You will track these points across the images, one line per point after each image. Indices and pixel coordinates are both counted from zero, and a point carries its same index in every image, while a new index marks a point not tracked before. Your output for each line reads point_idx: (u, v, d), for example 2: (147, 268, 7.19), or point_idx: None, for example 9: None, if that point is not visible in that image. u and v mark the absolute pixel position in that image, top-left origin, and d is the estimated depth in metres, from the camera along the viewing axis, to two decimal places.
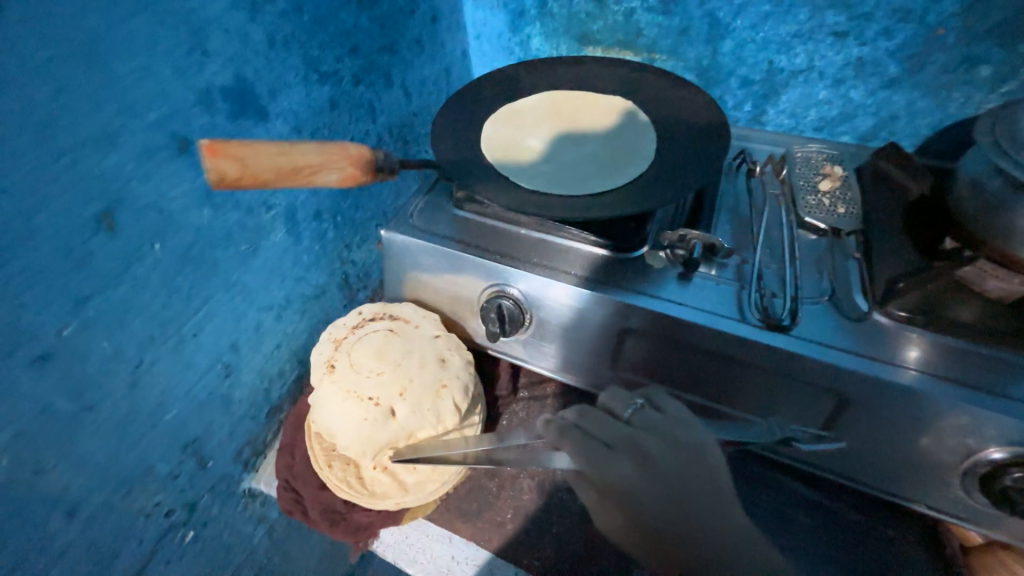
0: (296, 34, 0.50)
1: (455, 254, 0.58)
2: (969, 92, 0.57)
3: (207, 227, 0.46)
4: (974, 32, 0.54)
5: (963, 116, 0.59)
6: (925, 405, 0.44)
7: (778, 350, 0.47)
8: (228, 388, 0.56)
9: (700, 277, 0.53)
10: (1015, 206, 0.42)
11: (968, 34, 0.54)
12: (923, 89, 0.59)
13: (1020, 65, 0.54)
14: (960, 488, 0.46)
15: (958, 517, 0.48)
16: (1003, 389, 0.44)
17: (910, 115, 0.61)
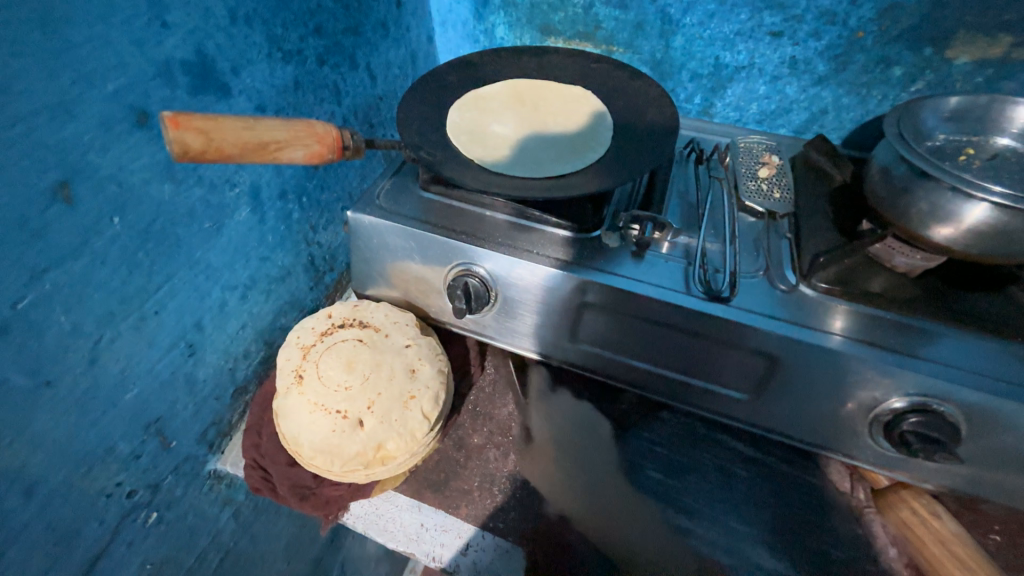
0: (257, 10, 0.50)
1: (422, 234, 0.60)
2: (883, 91, 0.64)
3: (168, 201, 0.46)
4: (887, 37, 0.61)
5: (878, 112, 0.66)
6: (841, 363, 0.50)
7: (718, 318, 0.52)
8: (192, 367, 0.56)
9: (651, 255, 0.57)
10: (916, 188, 0.48)
11: (882, 38, 0.61)
12: (846, 86, 0.66)
13: (924, 68, 0.61)
14: (869, 435, 0.53)
15: (871, 462, 0.55)
16: (906, 348, 0.50)
17: (837, 110, 0.68)
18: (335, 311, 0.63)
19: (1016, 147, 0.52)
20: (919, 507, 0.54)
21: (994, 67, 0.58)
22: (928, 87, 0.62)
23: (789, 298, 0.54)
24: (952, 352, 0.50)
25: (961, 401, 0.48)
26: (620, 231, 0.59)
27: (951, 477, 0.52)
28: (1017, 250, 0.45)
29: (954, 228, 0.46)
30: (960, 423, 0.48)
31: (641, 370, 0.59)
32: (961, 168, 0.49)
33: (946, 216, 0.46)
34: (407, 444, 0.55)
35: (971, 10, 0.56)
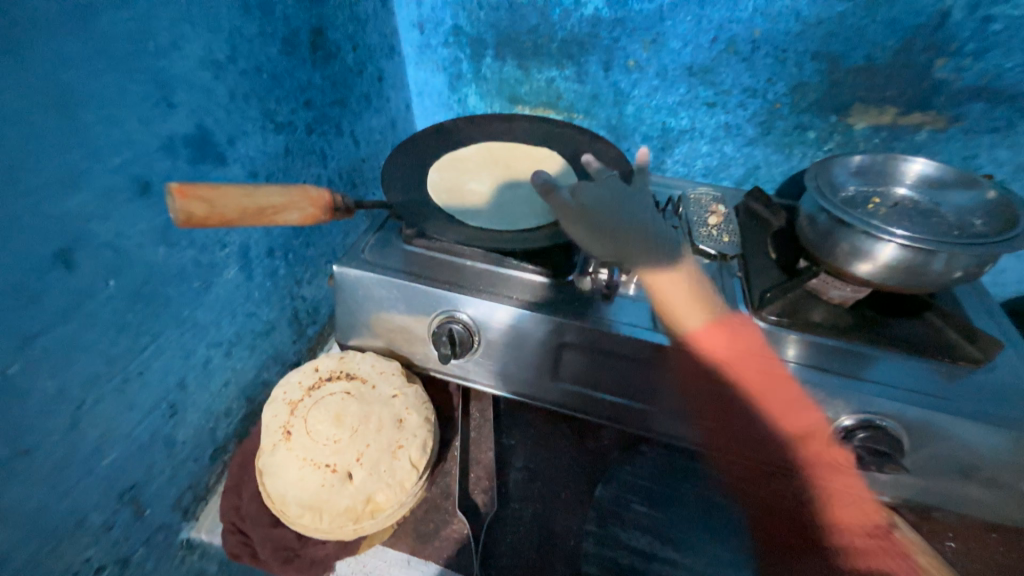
0: (254, 88, 0.55)
1: (407, 285, 0.63)
2: (804, 149, 0.75)
3: (162, 263, 0.48)
4: (801, 107, 0.72)
5: (802, 167, 0.77)
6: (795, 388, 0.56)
7: (685, 352, 0.57)
8: (172, 428, 0.55)
9: (621, 297, 0.63)
10: (837, 233, 0.56)
11: (797, 108, 0.72)
12: (773, 146, 0.77)
13: (833, 131, 0.73)
14: (829, 454, 0.57)
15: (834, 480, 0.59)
16: (849, 371, 0.56)
17: (768, 166, 0.79)
18: (322, 364, 0.64)
19: (912, 195, 0.62)
20: (881, 520, 0.58)
21: (887, 130, 0.70)
22: (838, 146, 0.74)
23: (746, 330, 0.60)
24: (888, 372, 0.56)
25: (901, 416, 0.54)
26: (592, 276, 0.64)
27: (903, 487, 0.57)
28: (924, 281, 0.53)
29: (873, 265, 0.54)
30: (902, 436, 0.54)
31: (619, 404, 0.63)
32: (871, 215, 0.58)
33: (865, 255, 0.54)
34: (397, 495, 0.55)
35: (862, 87, 0.68)
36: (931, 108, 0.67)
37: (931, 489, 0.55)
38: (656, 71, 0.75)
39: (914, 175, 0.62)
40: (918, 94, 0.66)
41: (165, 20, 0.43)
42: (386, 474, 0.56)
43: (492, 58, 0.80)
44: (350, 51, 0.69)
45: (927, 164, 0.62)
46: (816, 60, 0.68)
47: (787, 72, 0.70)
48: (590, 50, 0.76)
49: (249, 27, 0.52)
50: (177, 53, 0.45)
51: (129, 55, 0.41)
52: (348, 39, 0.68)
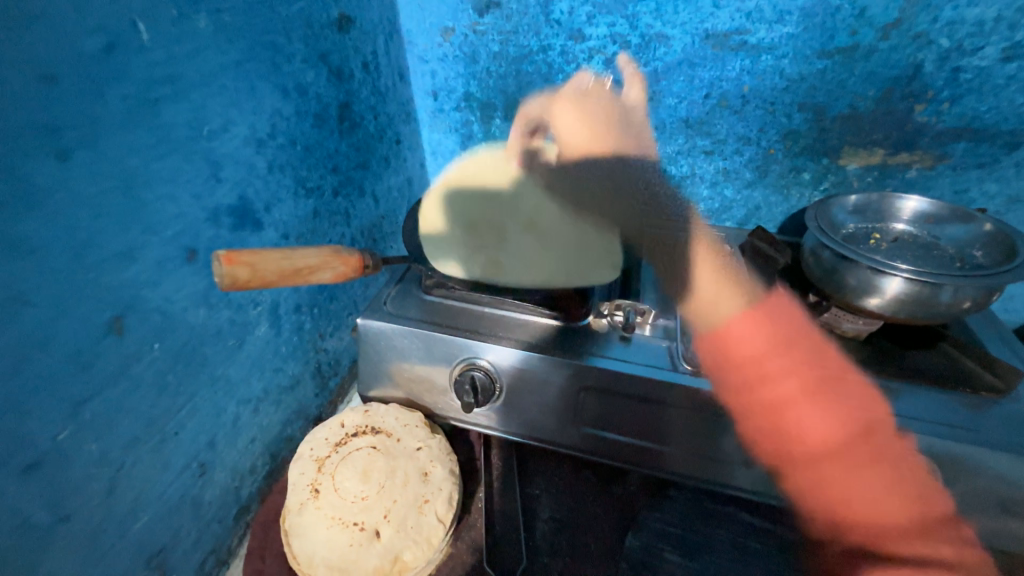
0: (289, 160, 0.59)
1: (428, 335, 0.65)
2: (800, 190, 0.79)
3: (201, 325, 0.50)
4: (794, 152, 0.77)
5: (801, 206, 0.80)
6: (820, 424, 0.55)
7: (705, 390, 0.57)
8: (201, 488, 0.55)
9: (637, 338, 0.64)
10: (842, 268, 0.58)
11: (790, 153, 0.77)
12: (771, 188, 0.81)
13: (827, 172, 0.77)
14: None
15: None
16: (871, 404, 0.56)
17: (768, 206, 0.82)
18: (346, 419, 0.65)
19: (911, 230, 0.65)
20: None
21: (878, 170, 0.74)
22: (833, 186, 0.77)
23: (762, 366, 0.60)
24: (914, 405, 0.56)
25: (930, 449, 0.53)
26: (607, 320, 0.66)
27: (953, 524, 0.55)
28: (934, 313, 0.55)
29: (882, 299, 0.56)
30: (934, 470, 0.53)
31: (641, 448, 0.63)
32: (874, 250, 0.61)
33: (873, 290, 0.56)
34: (424, 553, 0.54)
35: (850, 132, 0.73)
36: (917, 148, 0.71)
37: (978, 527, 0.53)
38: (654, 125, 0.80)
39: (910, 211, 0.65)
40: (903, 136, 0.71)
41: (217, 108, 0.49)
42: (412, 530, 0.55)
43: (501, 119, 0.87)
44: (372, 120, 0.75)
45: (921, 201, 0.65)
46: (803, 110, 0.73)
47: (777, 122, 0.75)
48: None
49: (286, 107, 0.58)
50: (225, 134, 0.50)
51: (185, 140, 0.46)
52: (370, 110, 0.75)
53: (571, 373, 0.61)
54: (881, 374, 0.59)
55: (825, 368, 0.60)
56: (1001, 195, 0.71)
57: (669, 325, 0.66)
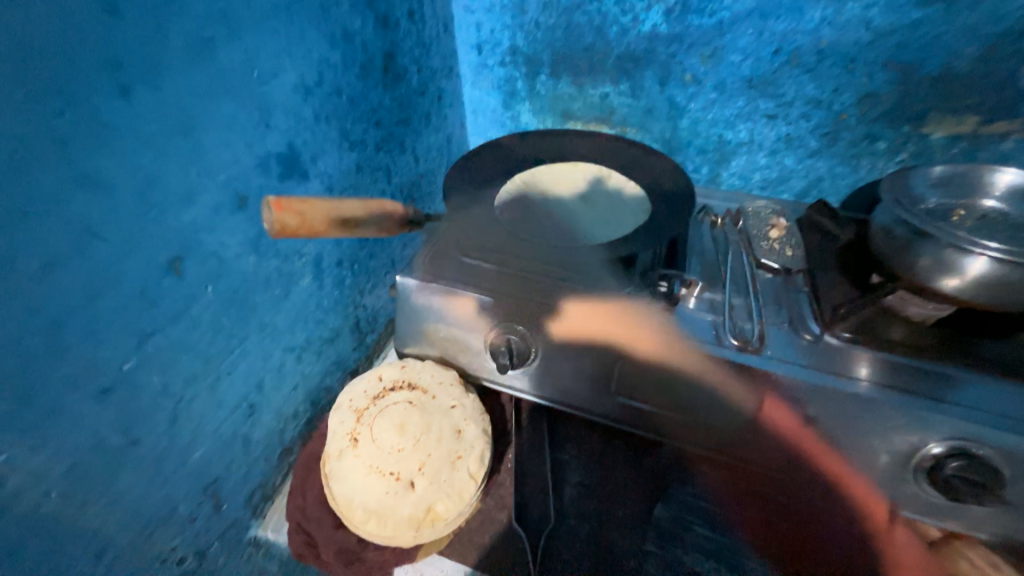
0: (335, 110, 0.59)
1: (465, 296, 0.64)
2: (872, 160, 0.73)
3: (251, 271, 0.52)
4: (870, 117, 0.70)
5: (871, 178, 0.74)
6: (874, 410, 0.52)
7: (752, 368, 0.55)
8: (250, 427, 0.58)
9: (682, 309, 0.61)
10: (918, 246, 0.53)
11: (865, 119, 0.70)
12: (838, 158, 0.74)
13: (906, 141, 0.70)
14: (913, 482, 0.54)
15: (916, 511, 0.55)
16: (936, 394, 0.52)
17: (832, 178, 0.76)
18: (383, 373, 0.66)
19: (1001, 207, 0.58)
20: (977, 558, 0.52)
21: (967, 139, 0.67)
22: (911, 157, 0.70)
23: (815, 344, 0.57)
24: (984, 397, 0.52)
25: (999, 445, 0.49)
26: (650, 288, 0.63)
27: (1007, 522, 0.52)
28: (1021, 298, 0.49)
29: (960, 280, 0.51)
30: (1001, 466, 0.50)
31: (676, 420, 0.62)
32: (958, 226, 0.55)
33: (951, 270, 0.51)
34: (456, 505, 0.56)
35: (939, 96, 0.65)
36: (1018, 115, 0.63)
37: None
38: (713, 84, 0.74)
39: (1003, 185, 0.58)
40: (1004, 100, 0.63)
41: (269, 51, 0.48)
42: (445, 483, 0.57)
43: (547, 76, 0.82)
44: (415, 73, 0.73)
45: (1016, 175, 0.58)
46: (887, 69, 0.65)
47: (855, 82, 0.68)
48: (645, 66, 0.76)
49: (334, 54, 0.56)
50: (276, 79, 0.49)
51: (239, 83, 0.45)
52: (414, 62, 0.72)
53: (609, 342, 0.60)
54: (950, 361, 0.55)
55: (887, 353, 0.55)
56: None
57: (717, 299, 0.63)
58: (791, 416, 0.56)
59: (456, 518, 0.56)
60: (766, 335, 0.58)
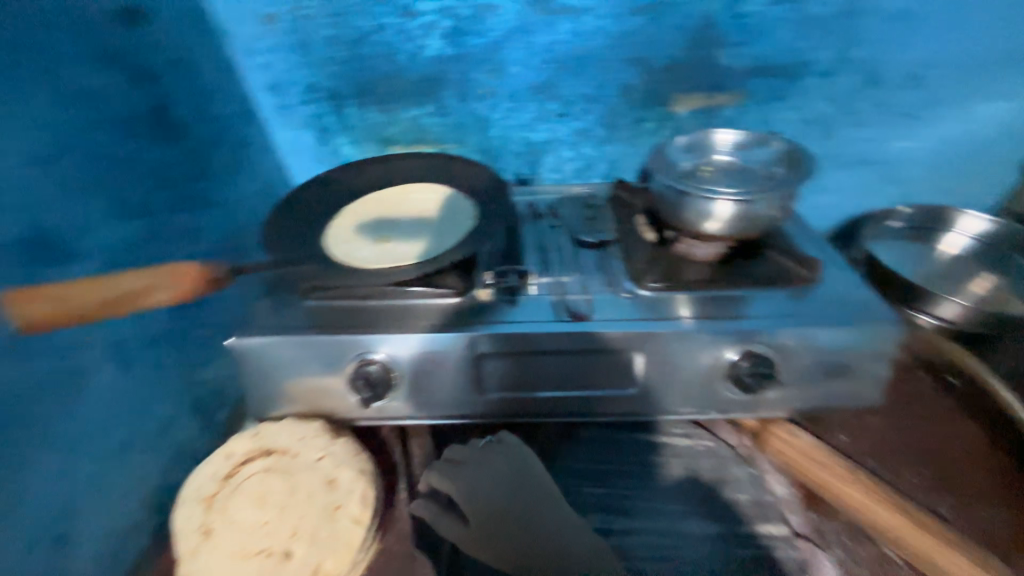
0: (94, 178, 0.52)
1: (309, 338, 0.62)
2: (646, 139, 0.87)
3: (9, 381, 0.43)
4: (632, 104, 0.83)
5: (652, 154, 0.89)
6: (688, 343, 0.62)
7: (587, 333, 0.61)
8: (63, 559, 0.48)
9: (522, 298, 0.67)
10: (680, 201, 0.65)
11: (630, 106, 0.84)
12: (623, 141, 0.87)
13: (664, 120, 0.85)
14: (725, 388, 0.65)
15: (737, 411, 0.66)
16: (722, 312, 0.64)
17: (624, 157, 0.89)
18: (236, 449, 0.60)
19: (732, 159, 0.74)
20: (780, 432, 0.65)
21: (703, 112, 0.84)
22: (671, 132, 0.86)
23: (634, 298, 0.66)
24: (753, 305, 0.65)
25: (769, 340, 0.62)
26: (492, 287, 0.68)
27: (801, 400, 0.65)
28: (753, 226, 0.64)
29: (714, 223, 0.64)
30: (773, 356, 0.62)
31: (545, 397, 0.66)
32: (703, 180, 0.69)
33: (704, 216, 0.64)
34: (344, 558, 0.52)
35: (672, 82, 0.81)
36: (727, 88, 0.81)
37: (811, 392, 0.64)
38: (506, 95, 0.82)
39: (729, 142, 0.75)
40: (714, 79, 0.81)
41: None
42: (329, 539, 0.53)
43: (355, 106, 0.83)
44: (201, 125, 0.69)
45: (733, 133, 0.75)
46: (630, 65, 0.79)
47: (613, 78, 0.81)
48: (443, 86, 0.81)
49: (78, 119, 0.51)
50: None
51: None
52: (196, 114, 0.68)
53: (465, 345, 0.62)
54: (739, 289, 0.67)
55: (687, 293, 0.67)
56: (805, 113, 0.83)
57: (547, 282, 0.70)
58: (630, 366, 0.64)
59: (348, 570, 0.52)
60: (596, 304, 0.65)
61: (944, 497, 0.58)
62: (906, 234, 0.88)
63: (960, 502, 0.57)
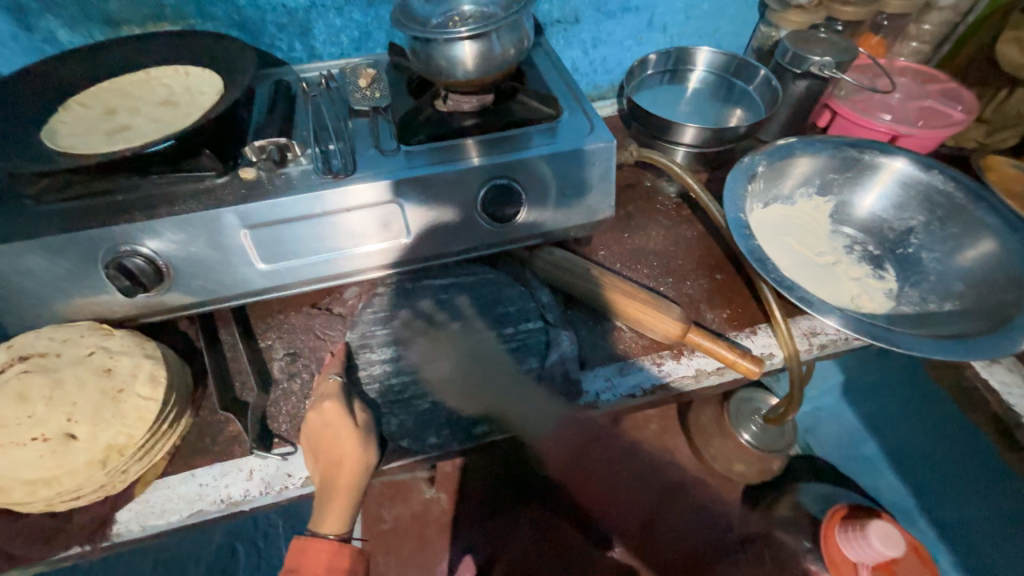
0: None
1: (191, 71, 0.58)
2: None
3: (15, 58, 0.60)
4: None
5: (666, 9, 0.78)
6: (540, 192, 0.56)
7: (430, 158, 0.53)
8: None
9: (425, 101, 0.59)
10: (557, 115, 0.58)
11: None
12: None
13: None
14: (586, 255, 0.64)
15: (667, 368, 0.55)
16: (605, 176, 0.58)
17: None
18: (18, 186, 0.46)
19: (700, 82, 0.81)
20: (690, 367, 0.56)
21: None
22: None
23: (511, 133, 0.56)
24: (639, 229, 0.68)
25: (622, 260, 0.64)
26: (411, 90, 0.62)
27: (647, 260, 0.64)
28: (662, 127, 0.69)
29: (685, 146, 0.70)
30: (625, 248, 0.65)
31: (399, 252, 0.55)
32: (652, 100, 0.78)
33: (675, 133, 0.69)
34: (162, 308, 0.51)
35: None
36: None
37: (662, 290, 0.61)
38: None
39: (702, 60, 0.80)
40: None
41: None
42: (150, 348, 0.48)
43: None
44: None
45: (713, 49, 0.80)
46: None
47: None
48: None
49: None
50: None
51: None
52: None
53: (323, 163, 0.52)
54: (610, 132, 0.57)
55: (591, 139, 0.56)
56: (818, 25, 0.79)
57: (460, 98, 0.60)
58: (480, 197, 0.54)
59: (154, 311, 0.51)
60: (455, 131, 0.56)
61: (745, 329, 0.57)
62: (833, 167, 0.67)
63: (754, 334, 0.57)
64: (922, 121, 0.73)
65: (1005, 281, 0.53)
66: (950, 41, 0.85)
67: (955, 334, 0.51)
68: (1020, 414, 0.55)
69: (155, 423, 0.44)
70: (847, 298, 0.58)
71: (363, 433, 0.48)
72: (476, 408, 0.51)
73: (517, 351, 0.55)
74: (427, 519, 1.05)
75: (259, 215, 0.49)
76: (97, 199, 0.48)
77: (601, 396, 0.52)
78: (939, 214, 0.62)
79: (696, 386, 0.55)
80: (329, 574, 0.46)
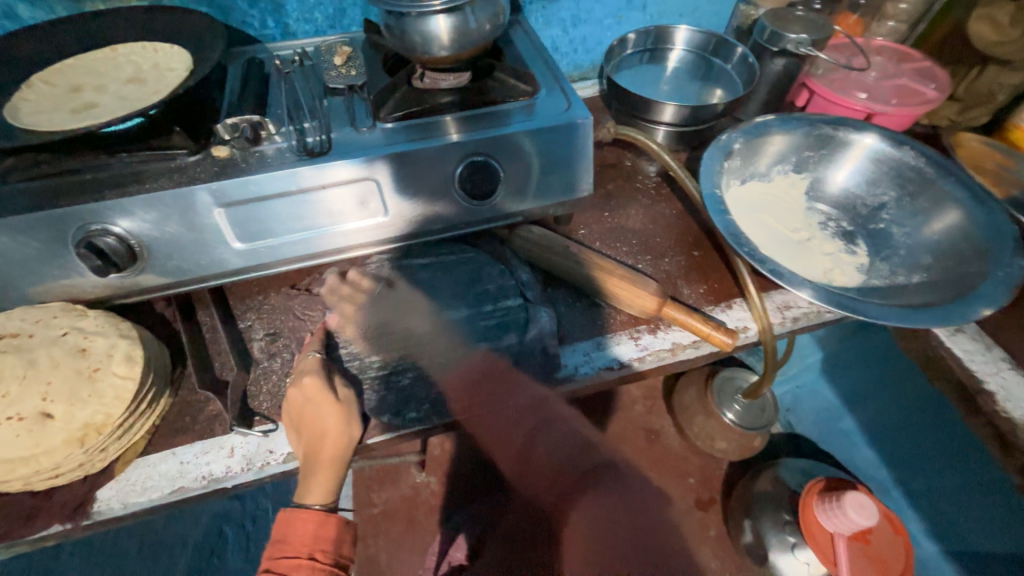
0: None
1: (161, 48, 0.56)
2: None
3: None
4: None
5: None
6: (518, 169, 0.56)
7: (406, 135, 0.53)
8: None
9: (401, 77, 0.58)
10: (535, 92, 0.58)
11: None
12: None
13: None
14: (567, 233, 0.65)
15: (646, 341, 0.56)
16: (583, 152, 0.58)
17: None
18: None
19: (680, 61, 0.81)
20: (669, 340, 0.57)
21: None
22: None
23: (489, 110, 0.56)
24: (619, 208, 0.68)
25: (602, 238, 0.65)
26: (387, 67, 0.61)
27: (626, 238, 0.65)
28: (641, 106, 0.69)
29: (664, 124, 0.70)
30: (605, 226, 0.66)
31: (377, 230, 0.55)
32: (633, 79, 0.78)
33: (655, 111, 0.69)
34: (136, 288, 0.51)
35: None
36: None
37: (640, 267, 0.62)
38: None
39: (682, 39, 0.80)
40: None
41: None
42: (126, 328, 0.48)
43: None
44: None
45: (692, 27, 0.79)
46: None
47: None
48: None
49: None
50: None
51: None
52: None
53: (297, 140, 0.52)
54: (587, 109, 0.57)
55: (568, 116, 0.56)
56: (797, 4, 0.80)
57: (436, 75, 0.59)
58: (457, 174, 0.54)
59: (128, 291, 0.51)
60: (432, 109, 0.55)
61: (720, 304, 0.59)
62: (809, 144, 0.68)
63: (730, 308, 0.58)
64: (896, 99, 0.74)
65: (970, 252, 0.55)
66: (926, 21, 0.85)
67: (922, 303, 0.52)
68: (982, 382, 0.57)
69: (133, 402, 0.44)
70: (819, 272, 0.59)
71: (344, 409, 0.48)
72: (456, 383, 0.52)
73: (497, 328, 0.55)
74: (417, 503, 1.06)
75: (234, 193, 0.48)
76: (65, 178, 0.47)
77: (580, 369, 0.54)
78: (908, 189, 0.63)
79: (672, 359, 0.56)
80: (315, 544, 0.47)
